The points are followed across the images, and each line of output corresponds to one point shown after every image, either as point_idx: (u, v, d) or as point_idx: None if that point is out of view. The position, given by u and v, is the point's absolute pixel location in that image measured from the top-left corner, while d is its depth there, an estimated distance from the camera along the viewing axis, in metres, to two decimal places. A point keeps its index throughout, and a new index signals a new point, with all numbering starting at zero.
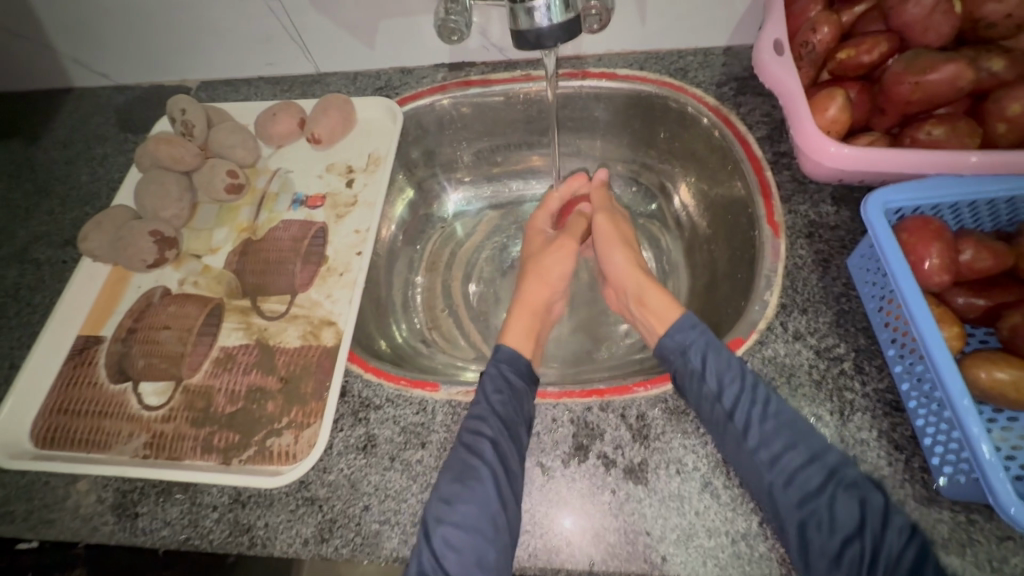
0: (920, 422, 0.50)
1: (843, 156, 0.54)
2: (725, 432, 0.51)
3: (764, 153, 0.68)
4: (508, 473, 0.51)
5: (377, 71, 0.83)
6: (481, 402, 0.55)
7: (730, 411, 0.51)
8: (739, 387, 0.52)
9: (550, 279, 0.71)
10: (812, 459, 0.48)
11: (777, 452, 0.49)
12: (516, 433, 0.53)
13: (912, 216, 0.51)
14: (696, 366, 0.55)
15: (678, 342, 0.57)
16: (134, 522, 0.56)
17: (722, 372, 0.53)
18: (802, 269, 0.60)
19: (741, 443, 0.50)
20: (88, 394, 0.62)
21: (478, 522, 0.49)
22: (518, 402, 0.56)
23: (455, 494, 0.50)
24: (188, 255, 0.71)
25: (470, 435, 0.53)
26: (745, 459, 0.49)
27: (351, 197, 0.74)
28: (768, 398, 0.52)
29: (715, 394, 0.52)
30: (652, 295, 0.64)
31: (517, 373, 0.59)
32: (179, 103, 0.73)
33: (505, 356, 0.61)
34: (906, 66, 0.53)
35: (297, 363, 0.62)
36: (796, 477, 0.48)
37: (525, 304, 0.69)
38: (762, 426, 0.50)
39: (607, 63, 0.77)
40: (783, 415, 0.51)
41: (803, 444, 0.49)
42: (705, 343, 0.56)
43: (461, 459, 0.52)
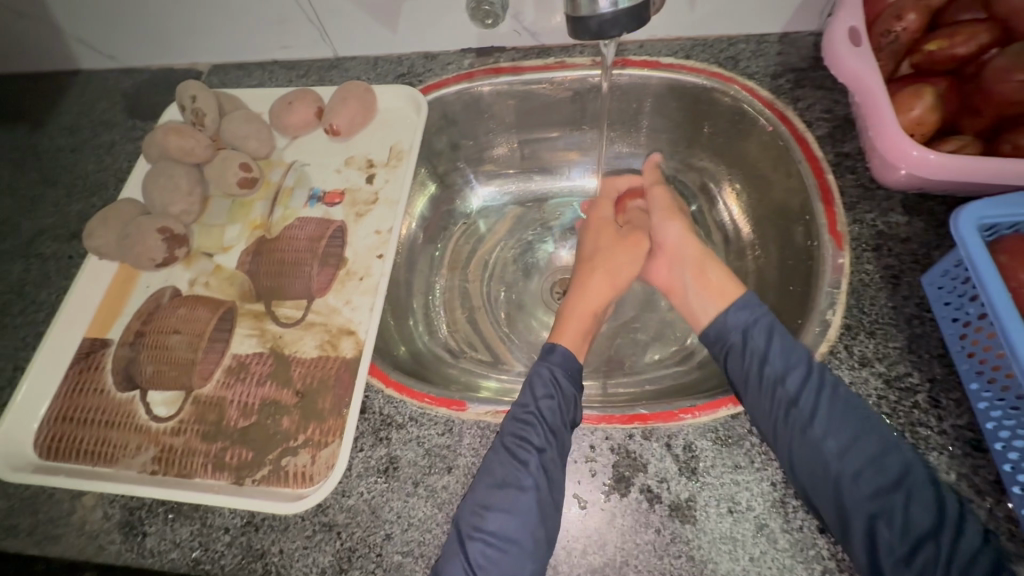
0: (1008, 467, 0.44)
1: (928, 162, 0.48)
2: (788, 417, 0.48)
3: (826, 154, 0.61)
4: (550, 482, 0.48)
5: (400, 56, 0.77)
6: (529, 406, 0.53)
7: (794, 395, 0.49)
8: (806, 372, 0.50)
9: (616, 276, 0.66)
10: (885, 451, 0.46)
11: (846, 443, 0.47)
12: (563, 442, 0.50)
13: (1010, 234, 0.46)
14: (758, 347, 0.52)
15: (741, 321, 0.55)
16: (142, 541, 0.53)
17: (788, 356, 0.51)
18: (869, 287, 0.54)
19: (805, 431, 0.47)
20: (94, 402, 0.59)
21: (517, 534, 0.46)
22: (569, 408, 0.53)
23: (494, 500, 0.48)
24: (199, 253, 0.67)
25: (515, 442, 0.50)
26: (806, 446, 0.47)
27: (371, 193, 0.69)
28: (838, 385, 0.49)
29: (780, 375, 0.50)
30: (710, 270, 0.60)
31: (567, 376, 0.56)
32: (189, 89, 0.68)
33: (558, 357, 0.58)
34: (1013, 61, 0.46)
35: (314, 376, 0.58)
36: (866, 470, 0.46)
37: (590, 300, 0.64)
38: (830, 413, 0.48)
39: (649, 50, 0.71)
40: (851, 403, 0.48)
41: (873, 433, 0.46)
42: (769, 324, 0.54)
43: (503, 464, 0.49)
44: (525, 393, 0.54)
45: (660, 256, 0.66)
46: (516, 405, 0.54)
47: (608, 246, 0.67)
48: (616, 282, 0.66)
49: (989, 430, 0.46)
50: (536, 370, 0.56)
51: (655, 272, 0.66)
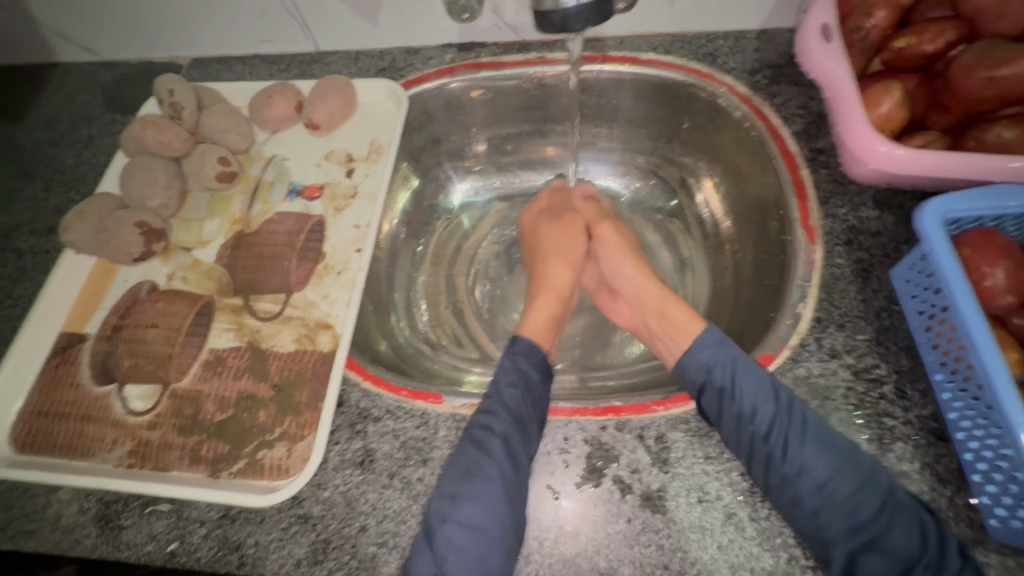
0: (970, 456, 0.45)
1: (895, 157, 0.49)
2: (761, 456, 0.47)
3: (800, 149, 0.62)
4: (514, 467, 0.49)
5: (381, 50, 0.77)
6: (493, 395, 0.53)
7: (766, 434, 0.47)
8: (775, 410, 0.48)
9: (574, 262, 0.69)
10: (861, 488, 0.44)
11: (823, 480, 0.45)
12: (528, 429, 0.51)
13: (973, 228, 0.47)
14: (724, 386, 0.50)
15: (703, 361, 0.53)
16: (118, 535, 0.53)
17: (755, 393, 0.49)
18: (840, 280, 0.55)
19: (781, 472, 0.46)
20: (71, 396, 0.59)
21: (483, 521, 0.46)
22: (534, 396, 0.53)
23: (460, 490, 0.48)
24: (177, 248, 0.67)
25: (480, 430, 0.51)
26: (782, 486, 0.46)
27: (351, 187, 0.69)
28: (806, 419, 0.47)
29: (749, 414, 0.48)
30: (670, 307, 0.59)
31: (531, 366, 0.57)
32: (166, 83, 0.67)
33: (522, 347, 0.59)
34: (978, 57, 0.47)
35: (291, 370, 0.58)
36: (845, 507, 0.44)
37: (551, 289, 0.66)
38: (803, 450, 0.46)
39: (629, 46, 0.71)
40: (823, 435, 0.47)
41: (847, 471, 0.45)
42: (733, 359, 0.51)
43: (467, 454, 0.50)
44: (490, 383, 0.55)
45: (623, 299, 0.66)
46: (473, 415, 0.53)
47: (556, 238, 0.70)
48: (562, 290, 0.67)
49: (952, 420, 0.47)
50: (502, 361, 0.57)
51: (623, 314, 0.67)
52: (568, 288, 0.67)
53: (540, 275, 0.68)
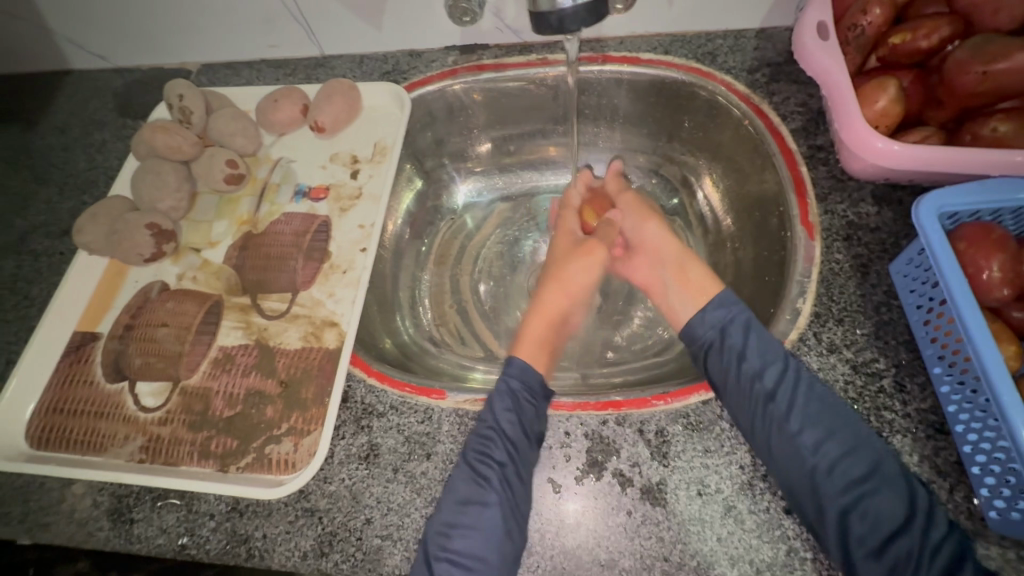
0: (968, 449, 0.46)
1: (893, 153, 0.49)
2: (761, 413, 0.49)
3: (799, 146, 0.63)
4: (514, 495, 0.49)
5: (385, 54, 0.79)
6: (488, 422, 0.52)
7: (768, 391, 0.49)
8: (779, 370, 0.50)
9: (568, 288, 0.64)
10: (857, 447, 0.46)
11: (818, 440, 0.47)
12: (526, 457, 0.50)
13: (969, 222, 0.47)
14: (735, 344, 0.53)
15: (719, 318, 0.55)
16: (130, 528, 0.54)
17: (763, 353, 0.51)
18: (839, 275, 0.55)
19: (780, 428, 0.48)
20: (84, 393, 0.61)
21: (483, 551, 0.47)
22: (531, 421, 0.52)
23: (458, 519, 0.48)
24: (187, 249, 0.69)
25: (478, 457, 0.51)
26: (779, 442, 0.47)
27: (355, 188, 0.70)
28: (812, 381, 0.50)
29: (756, 372, 0.50)
30: (692, 267, 0.61)
31: (527, 388, 0.55)
32: (176, 88, 0.69)
33: (516, 371, 0.56)
34: (972, 53, 0.47)
35: (298, 367, 0.59)
36: (839, 466, 0.46)
37: (540, 312, 0.63)
38: (803, 410, 0.48)
39: (629, 47, 0.72)
40: (825, 397, 0.49)
41: (845, 430, 0.47)
42: (746, 321, 0.54)
43: (466, 482, 0.50)
44: (485, 407, 0.54)
45: (641, 256, 0.67)
46: (467, 440, 0.53)
47: (564, 259, 0.67)
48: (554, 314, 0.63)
49: (950, 413, 0.47)
50: (497, 385, 0.55)
51: (636, 271, 0.67)
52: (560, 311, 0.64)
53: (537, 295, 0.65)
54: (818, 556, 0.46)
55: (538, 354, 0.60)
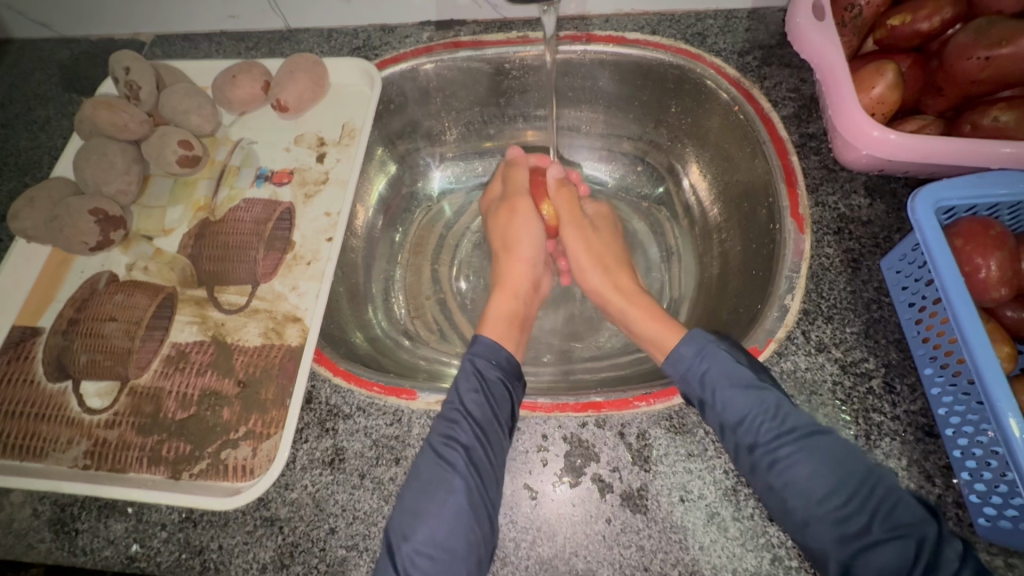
0: (959, 453, 0.44)
1: (888, 143, 0.47)
2: (746, 465, 0.45)
3: (790, 135, 0.60)
4: (481, 479, 0.47)
5: (355, 28, 0.73)
6: (453, 402, 0.51)
7: (751, 443, 0.45)
8: (759, 419, 0.46)
9: (520, 254, 0.66)
10: (852, 497, 0.42)
11: (811, 492, 0.43)
12: (491, 436, 0.48)
13: (967, 216, 0.45)
14: (702, 396, 0.48)
15: (681, 371, 0.51)
16: (74, 539, 0.50)
17: (738, 399, 0.47)
18: (829, 271, 0.53)
19: (766, 481, 0.44)
20: (23, 393, 0.56)
21: (448, 541, 0.44)
22: (497, 399, 0.51)
23: (422, 507, 0.46)
24: (137, 236, 0.64)
25: (443, 441, 0.49)
26: (769, 495, 0.44)
27: (322, 173, 0.66)
28: (795, 428, 0.45)
29: (732, 423, 0.46)
30: (645, 319, 0.59)
31: (493, 365, 0.54)
32: (122, 60, 0.63)
33: (481, 349, 0.56)
34: (975, 35, 0.45)
35: (257, 365, 0.55)
36: (834, 520, 0.42)
37: (503, 286, 0.65)
38: (791, 462, 0.44)
39: (615, 25, 0.68)
40: (819, 447, 0.44)
41: (837, 480, 0.43)
42: (712, 369, 0.49)
43: (431, 467, 0.47)
44: (450, 387, 0.53)
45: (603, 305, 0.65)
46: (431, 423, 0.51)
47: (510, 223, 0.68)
48: (518, 288, 0.64)
49: (941, 416, 0.45)
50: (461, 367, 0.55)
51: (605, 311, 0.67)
52: (521, 284, 0.65)
53: (498, 271, 0.67)
54: (804, 564, 0.44)
55: (505, 330, 0.60)
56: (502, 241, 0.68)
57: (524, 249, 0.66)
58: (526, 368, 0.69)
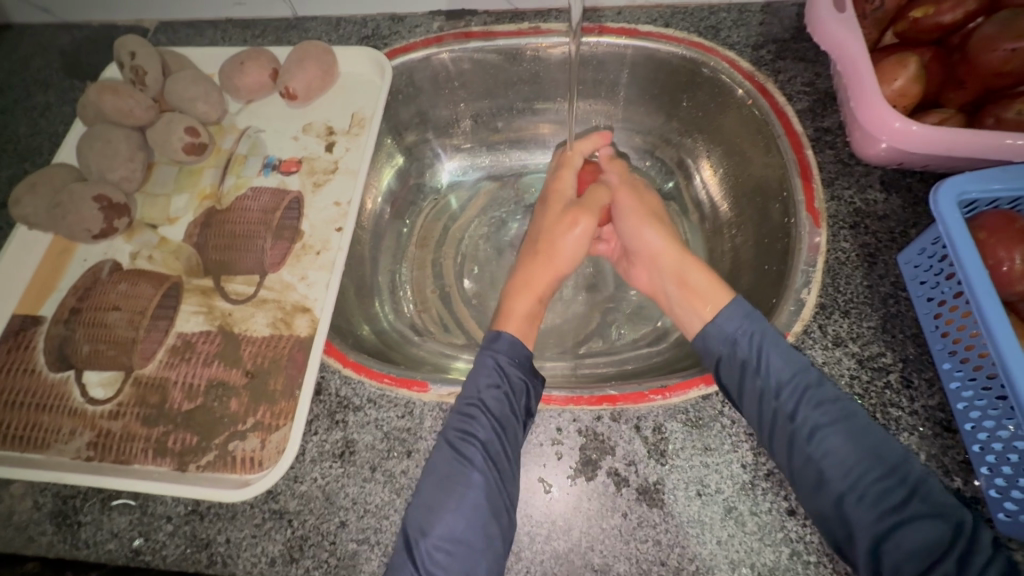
0: (978, 448, 0.44)
1: (910, 134, 0.46)
2: (784, 435, 0.46)
3: (805, 129, 0.59)
4: (501, 473, 0.46)
5: (363, 17, 0.72)
6: (471, 397, 0.50)
7: (791, 412, 0.46)
8: (801, 389, 0.47)
9: (560, 264, 0.61)
10: (891, 474, 0.43)
11: (849, 464, 0.44)
12: (509, 431, 0.48)
13: (988, 210, 0.44)
14: (749, 358, 0.49)
15: (730, 332, 0.51)
16: (76, 532, 0.49)
17: (784, 368, 0.48)
18: (845, 265, 0.53)
19: (805, 451, 0.45)
20: (24, 383, 0.54)
21: (466, 534, 0.44)
22: (516, 395, 0.50)
23: (441, 502, 0.45)
24: (142, 225, 0.62)
25: (460, 436, 0.48)
26: (805, 466, 0.44)
27: (331, 162, 0.65)
28: (836, 398, 0.46)
29: (773, 391, 0.47)
30: (696, 276, 0.56)
31: (512, 361, 0.53)
32: (127, 44, 0.62)
33: (503, 345, 0.54)
34: (1001, 27, 0.44)
35: (266, 356, 0.54)
36: (873, 494, 0.43)
37: (528, 284, 0.59)
38: (830, 432, 0.45)
39: (628, 17, 0.67)
40: (859, 420, 0.45)
41: (875, 453, 0.44)
42: (762, 335, 0.49)
43: (449, 462, 0.47)
44: (468, 381, 0.52)
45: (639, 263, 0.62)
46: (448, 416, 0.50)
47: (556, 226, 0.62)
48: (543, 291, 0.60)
49: (960, 410, 0.45)
50: (478, 361, 0.54)
51: (641, 277, 0.63)
52: (549, 286, 0.60)
53: (522, 271, 0.61)
54: (822, 560, 0.43)
55: (526, 329, 0.57)
56: (536, 241, 0.63)
57: (564, 253, 0.61)
58: (534, 363, 0.68)
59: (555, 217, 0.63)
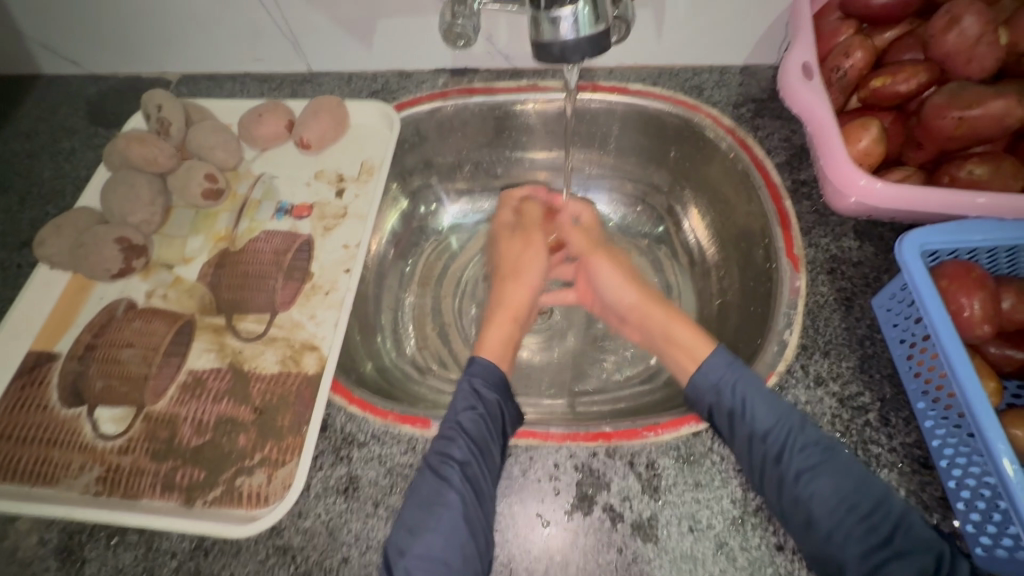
0: (953, 484, 0.46)
1: (874, 190, 0.51)
2: (772, 478, 0.47)
3: (783, 180, 0.64)
4: (476, 497, 0.47)
5: (373, 73, 0.78)
6: (450, 420, 0.52)
7: (778, 454, 0.47)
8: (787, 432, 0.48)
9: (528, 279, 0.67)
10: (874, 511, 0.44)
11: (835, 504, 0.45)
12: (487, 455, 0.50)
13: (949, 260, 0.48)
14: (734, 406, 0.50)
15: (713, 381, 0.52)
16: (80, 568, 0.50)
17: (767, 414, 0.49)
18: (824, 308, 0.56)
19: (793, 492, 0.46)
20: (35, 418, 0.56)
21: (444, 554, 0.45)
22: (493, 417, 0.52)
23: (420, 522, 0.47)
24: (158, 264, 0.65)
25: (439, 459, 0.50)
26: (794, 507, 0.45)
27: (340, 208, 0.69)
28: (817, 442, 0.48)
29: (760, 434, 0.48)
30: (679, 330, 0.59)
31: (488, 385, 0.55)
32: (155, 98, 0.67)
33: (478, 369, 0.57)
34: (949, 98, 0.50)
35: (274, 393, 0.56)
36: (859, 532, 0.44)
37: (506, 309, 0.65)
38: (815, 474, 0.46)
39: (618, 76, 0.73)
40: (842, 464, 0.46)
41: (860, 492, 0.45)
42: (744, 383, 0.51)
43: (429, 483, 0.48)
44: (447, 407, 0.54)
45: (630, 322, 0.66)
46: (432, 442, 0.52)
47: (515, 254, 0.70)
48: (519, 311, 0.65)
49: (935, 448, 0.48)
50: (458, 384, 0.56)
51: (631, 332, 0.67)
52: (523, 309, 0.66)
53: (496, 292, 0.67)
54: None
55: (503, 354, 0.61)
56: (502, 270, 0.69)
57: (530, 275, 0.67)
58: (530, 400, 0.71)
59: (512, 245, 0.71)
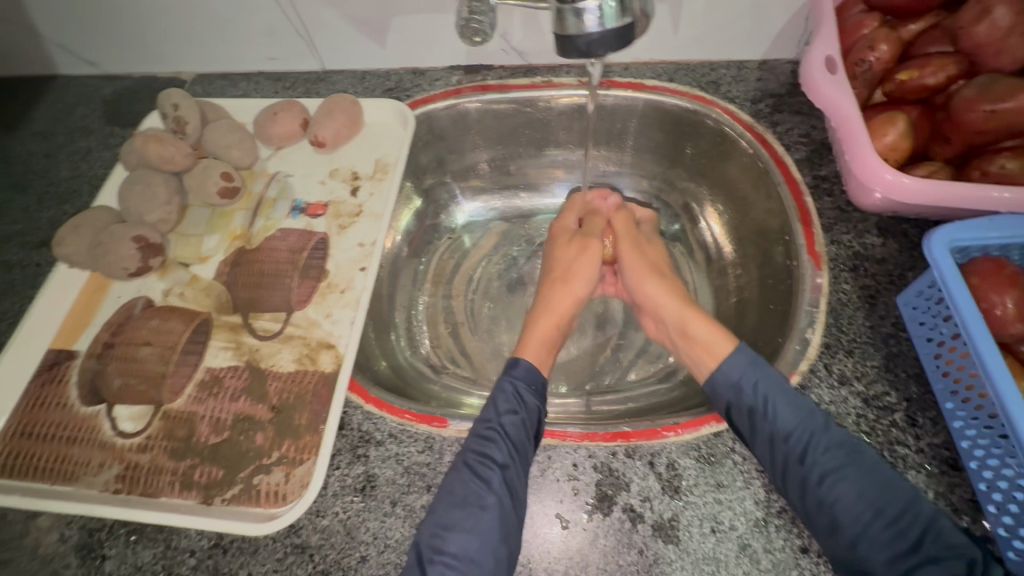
0: (983, 486, 0.45)
1: (901, 185, 0.50)
2: (794, 478, 0.46)
3: (803, 176, 0.63)
4: (513, 498, 0.47)
5: (387, 71, 0.78)
6: (490, 420, 0.51)
7: (801, 455, 0.46)
8: (810, 433, 0.47)
9: (578, 287, 0.65)
10: (900, 515, 0.43)
11: (859, 508, 0.44)
12: (526, 458, 0.49)
13: (980, 257, 0.47)
14: (755, 404, 0.49)
15: (734, 379, 0.51)
16: (100, 566, 0.50)
17: (791, 415, 0.48)
18: (847, 306, 0.55)
19: (817, 494, 0.45)
20: (55, 416, 0.56)
21: (478, 555, 0.45)
22: (533, 421, 0.52)
23: (454, 520, 0.46)
24: (174, 263, 0.65)
25: (477, 459, 0.49)
26: (817, 509, 0.45)
27: (355, 206, 0.69)
28: (842, 445, 0.47)
29: (783, 434, 0.47)
30: (699, 326, 0.57)
31: (530, 389, 0.56)
32: (172, 96, 0.66)
33: (522, 371, 0.57)
34: (979, 91, 0.49)
35: (291, 392, 0.56)
36: (884, 538, 0.43)
37: (551, 314, 0.63)
38: (839, 477, 0.45)
39: (634, 72, 0.72)
40: (867, 467, 0.45)
41: (886, 496, 0.44)
42: (767, 382, 0.50)
43: (464, 483, 0.48)
44: (486, 407, 0.53)
45: (647, 315, 0.65)
46: (467, 439, 0.51)
47: (568, 256, 0.67)
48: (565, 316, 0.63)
49: (964, 449, 0.46)
50: (499, 384, 0.56)
51: (648, 328, 0.66)
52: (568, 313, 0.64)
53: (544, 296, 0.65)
54: None
55: (544, 356, 0.60)
56: (553, 272, 0.67)
57: (580, 283, 0.65)
58: None
59: (564, 246, 0.68)
